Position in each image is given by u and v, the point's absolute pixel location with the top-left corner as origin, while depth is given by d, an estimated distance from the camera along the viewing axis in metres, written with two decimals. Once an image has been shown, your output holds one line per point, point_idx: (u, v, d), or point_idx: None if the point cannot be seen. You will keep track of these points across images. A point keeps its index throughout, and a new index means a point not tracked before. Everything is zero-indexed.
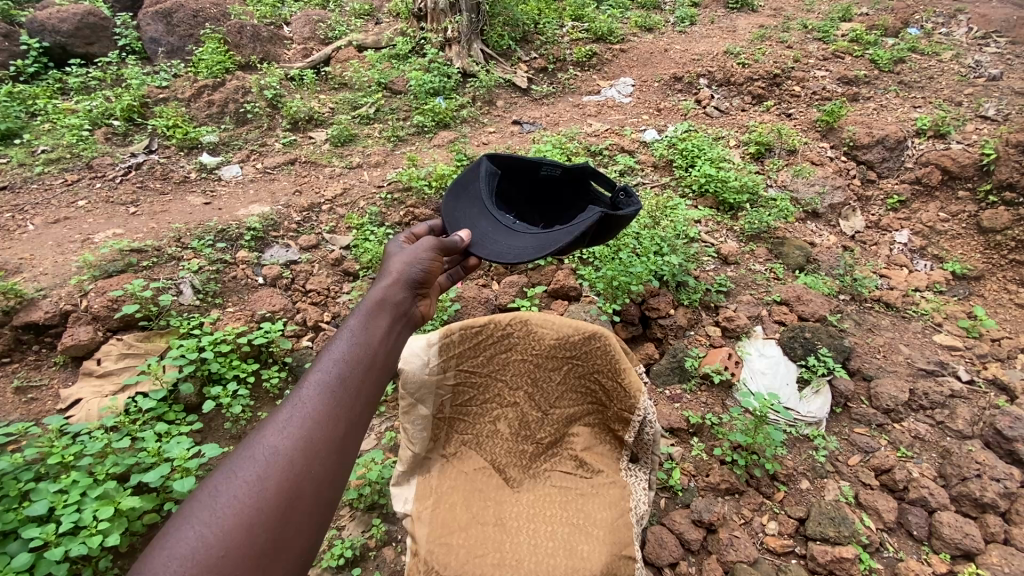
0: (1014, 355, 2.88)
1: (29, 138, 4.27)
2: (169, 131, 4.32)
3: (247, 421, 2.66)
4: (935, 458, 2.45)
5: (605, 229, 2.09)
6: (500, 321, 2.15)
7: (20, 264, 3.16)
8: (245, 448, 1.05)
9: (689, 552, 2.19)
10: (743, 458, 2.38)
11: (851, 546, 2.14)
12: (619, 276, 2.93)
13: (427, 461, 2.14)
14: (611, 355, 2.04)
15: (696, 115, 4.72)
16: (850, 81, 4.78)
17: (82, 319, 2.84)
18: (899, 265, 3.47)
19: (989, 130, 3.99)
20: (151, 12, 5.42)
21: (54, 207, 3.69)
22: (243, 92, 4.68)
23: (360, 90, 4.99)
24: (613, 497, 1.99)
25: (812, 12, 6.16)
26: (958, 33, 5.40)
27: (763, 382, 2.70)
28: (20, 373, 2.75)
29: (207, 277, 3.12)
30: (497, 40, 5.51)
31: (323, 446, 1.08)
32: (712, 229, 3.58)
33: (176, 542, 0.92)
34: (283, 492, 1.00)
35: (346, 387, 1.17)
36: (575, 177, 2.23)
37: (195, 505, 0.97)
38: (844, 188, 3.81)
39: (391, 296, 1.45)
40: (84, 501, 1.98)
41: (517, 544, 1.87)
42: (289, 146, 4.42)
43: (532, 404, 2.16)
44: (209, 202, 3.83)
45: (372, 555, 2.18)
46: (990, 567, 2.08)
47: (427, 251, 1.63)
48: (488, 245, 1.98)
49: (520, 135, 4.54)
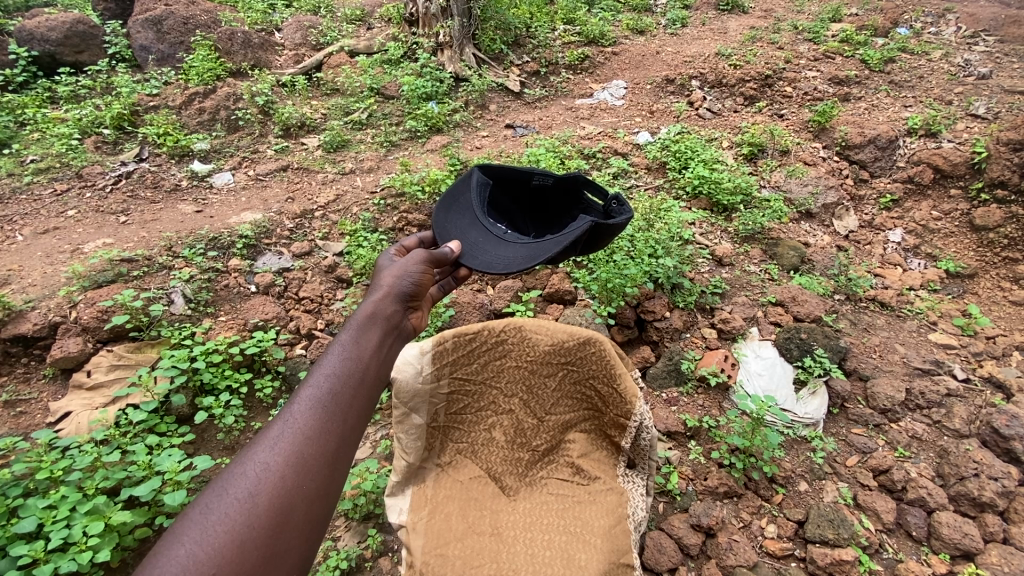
0: (1010, 352, 2.87)
1: (18, 148, 4.20)
2: (160, 139, 4.28)
3: (241, 431, 2.63)
4: (934, 458, 2.44)
5: (596, 237, 2.08)
6: (494, 328, 2.14)
7: (9, 275, 3.12)
8: (236, 466, 1.03)
9: (689, 557, 2.17)
10: (741, 461, 2.38)
11: (850, 548, 2.13)
12: (613, 279, 2.93)
13: (422, 470, 2.12)
14: (606, 360, 2.03)
15: (688, 116, 4.75)
16: (841, 82, 4.81)
17: (72, 330, 2.81)
18: (893, 264, 3.46)
19: (979, 129, 4.01)
20: (140, 20, 5.37)
21: (43, 217, 3.65)
22: (234, 99, 4.65)
23: (352, 95, 4.97)
24: (610, 504, 1.96)
25: (803, 14, 6.22)
26: (947, 33, 5.41)
27: (760, 383, 2.69)
28: (9, 386, 2.71)
29: (198, 286, 3.09)
30: (489, 45, 5.53)
31: (315, 461, 1.06)
32: (706, 231, 3.60)
33: (168, 560, 0.89)
34: (273, 508, 0.98)
35: (337, 402, 1.15)
36: (568, 186, 2.24)
37: (185, 524, 0.94)
38: (837, 187, 3.83)
39: (382, 310, 1.43)
40: (73, 517, 1.94)
41: (514, 554, 1.85)
42: (281, 152, 4.39)
43: (528, 410, 2.14)
44: (200, 209, 3.79)
45: (368, 566, 2.15)
46: (990, 567, 2.07)
47: (418, 263, 1.61)
48: (478, 255, 1.94)
49: (514, 139, 4.56)
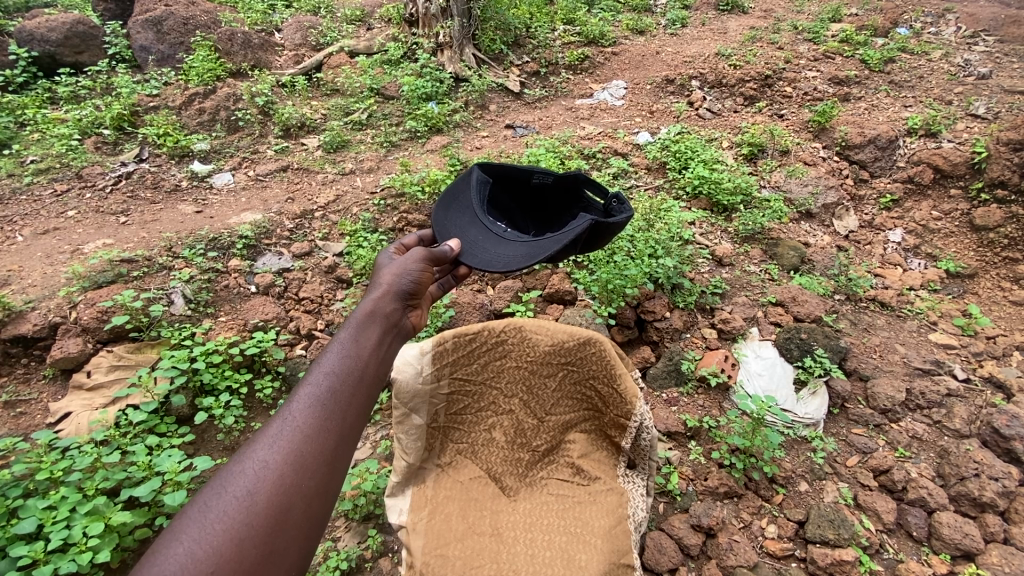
0: (1010, 352, 2.87)
1: (18, 148, 4.20)
2: (160, 139, 4.28)
3: (241, 431, 2.64)
4: (934, 458, 2.44)
5: (597, 236, 2.07)
6: (494, 328, 2.14)
7: (9, 276, 3.12)
8: (235, 464, 1.03)
9: (689, 557, 2.16)
10: (741, 461, 2.38)
11: (851, 548, 2.12)
12: (614, 280, 2.93)
13: (422, 470, 2.12)
14: (606, 360, 2.02)
15: (688, 117, 4.75)
16: (841, 82, 4.81)
17: (72, 331, 2.81)
18: (893, 264, 3.46)
19: (979, 129, 4.01)
20: (140, 20, 5.37)
21: (43, 217, 3.66)
22: (233, 99, 4.64)
23: (352, 96, 4.97)
24: (610, 505, 1.96)
25: (802, 14, 6.23)
26: (947, 33, 5.41)
27: (760, 383, 2.68)
28: (9, 387, 2.71)
29: (198, 286, 3.09)
30: (489, 45, 5.53)
31: (314, 459, 1.06)
32: (706, 231, 3.59)
33: (166, 558, 0.89)
34: (272, 507, 0.98)
35: (336, 400, 1.15)
36: (568, 184, 2.23)
37: (184, 522, 0.94)
38: (837, 187, 3.83)
39: (382, 308, 1.43)
40: (73, 517, 1.94)
41: (515, 555, 1.85)
42: (281, 153, 4.39)
43: (528, 411, 2.14)
44: (200, 210, 3.79)
45: (369, 566, 2.14)
46: (990, 568, 2.07)
47: (418, 261, 1.61)
48: (477, 253, 1.94)
49: (514, 139, 4.56)
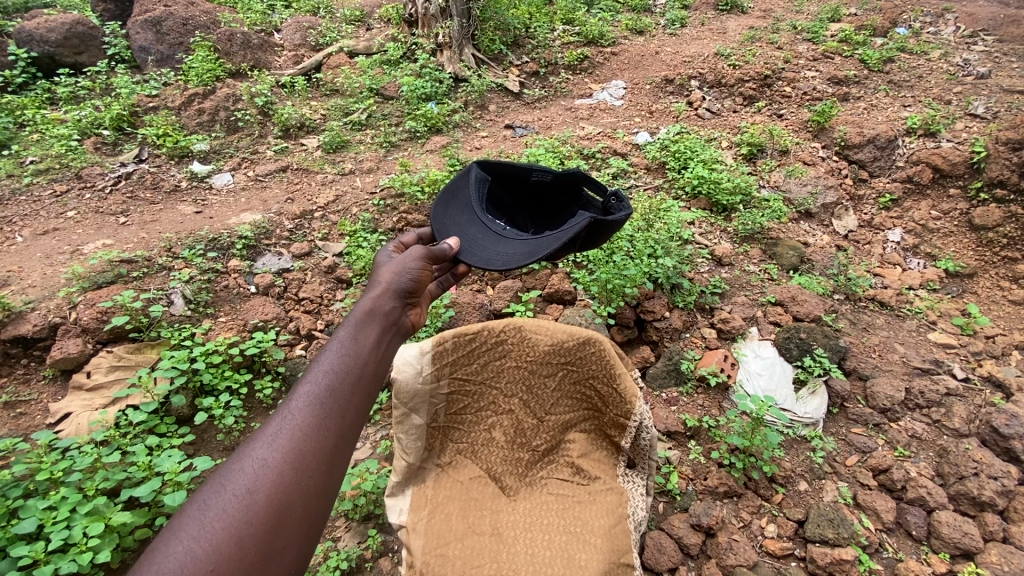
0: (1009, 351, 2.88)
1: (18, 149, 4.20)
2: (159, 140, 4.28)
3: (241, 431, 2.64)
4: (933, 457, 2.45)
5: (596, 233, 2.08)
6: (494, 328, 2.14)
7: (9, 276, 3.12)
8: (234, 462, 1.03)
9: (689, 557, 2.17)
10: (741, 461, 2.38)
11: (850, 547, 2.13)
12: (613, 280, 2.93)
13: (422, 470, 2.13)
14: (606, 360, 2.03)
15: (687, 116, 4.76)
16: (840, 81, 4.81)
17: (71, 331, 2.81)
18: (892, 263, 3.47)
19: (978, 128, 4.01)
20: (140, 20, 5.36)
21: (43, 217, 3.65)
22: (233, 99, 4.64)
23: (352, 96, 4.97)
24: (610, 504, 1.96)
25: (801, 14, 6.23)
26: (946, 32, 5.42)
27: (760, 383, 2.69)
28: (9, 388, 2.71)
29: (198, 287, 3.09)
30: (488, 46, 5.54)
31: (313, 457, 1.06)
32: (705, 231, 3.60)
33: (166, 557, 0.89)
34: (272, 505, 0.98)
35: (336, 398, 1.15)
36: (567, 182, 2.23)
37: (184, 520, 0.94)
38: (836, 187, 3.83)
39: (381, 306, 1.43)
40: (73, 517, 1.94)
41: (514, 554, 1.85)
42: (281, 153, 4.39)
43: (527, 411, 2.15)
44: (200, 210, 3.80)
45: (368, 566, 2.14)
46: (989, 567, 2.07)
47: (416, 260, 1.61)
48: (477, 252, 1.94)
49: (513, 139, 4.56)
